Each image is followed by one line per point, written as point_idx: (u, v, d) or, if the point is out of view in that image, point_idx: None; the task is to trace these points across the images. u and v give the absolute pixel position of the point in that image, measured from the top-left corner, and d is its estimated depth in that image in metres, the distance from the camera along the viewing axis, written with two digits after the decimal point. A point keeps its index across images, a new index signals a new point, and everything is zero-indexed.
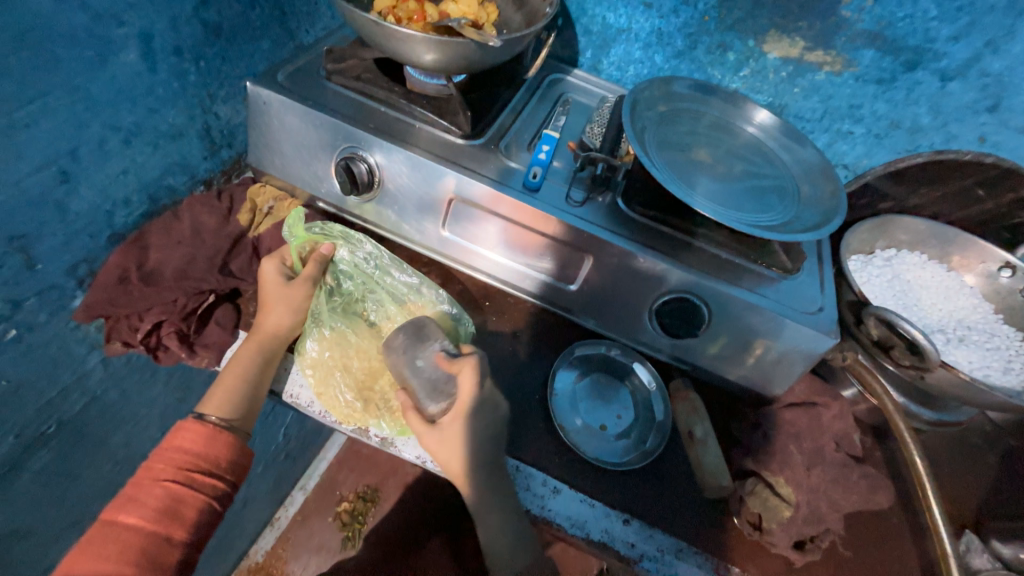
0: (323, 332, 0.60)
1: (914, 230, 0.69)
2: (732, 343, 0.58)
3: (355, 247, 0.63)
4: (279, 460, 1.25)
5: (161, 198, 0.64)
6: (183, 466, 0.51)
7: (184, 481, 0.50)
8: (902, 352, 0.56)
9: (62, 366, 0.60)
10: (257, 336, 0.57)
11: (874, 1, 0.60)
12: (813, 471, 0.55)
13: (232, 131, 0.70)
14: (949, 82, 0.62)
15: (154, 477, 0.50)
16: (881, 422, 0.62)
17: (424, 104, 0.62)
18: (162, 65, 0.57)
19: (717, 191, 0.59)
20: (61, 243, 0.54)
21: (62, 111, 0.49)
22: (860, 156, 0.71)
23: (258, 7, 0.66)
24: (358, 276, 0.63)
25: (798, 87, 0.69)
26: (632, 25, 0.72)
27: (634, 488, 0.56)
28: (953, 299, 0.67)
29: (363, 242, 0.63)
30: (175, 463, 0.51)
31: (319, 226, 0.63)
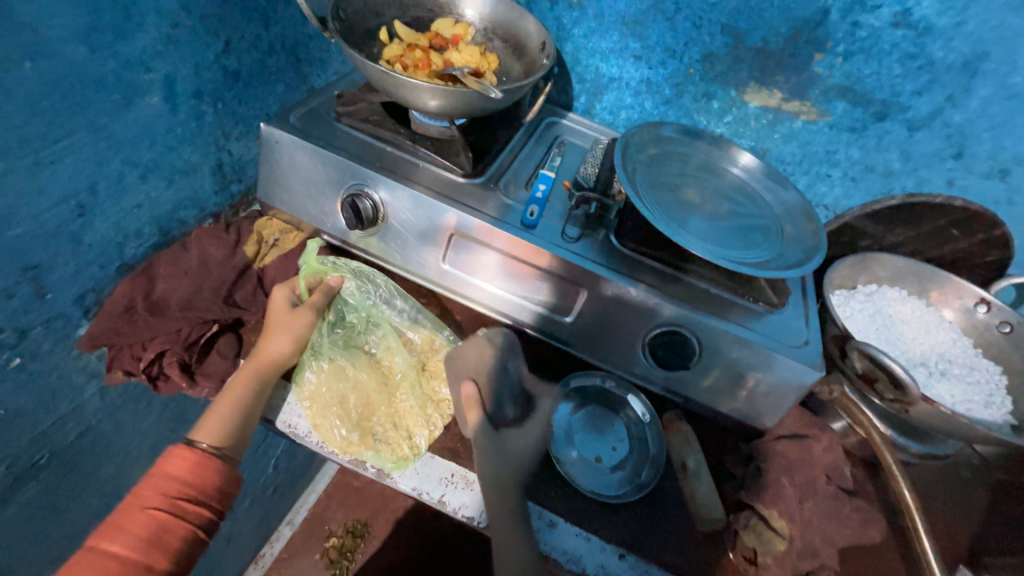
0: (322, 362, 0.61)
1: (892, 266, 0.73)
2: (724, 374, 0.59)
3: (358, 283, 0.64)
4: (268, 492, 1.22)
5: (171, 230, 0.66)
6: (170, 493, 0.50)
7: (170, 510, 0.50)
8: (885, 385, 0.58)
9: (61, 395, 0.60)
10: (256, 362, 0.58)
11: (843, 59, 0.65)
12: (805, 503, 0.56)
13: (243, 167, 0.73)
14: (916, 131, 0.67)
15: (141, 503, 0.50)
16: (871, 454, 0.64)
17: (428, 146, 0.65)
18: (182, 107, 0.60)
19: (706, 230, 0.62)
20: (72, 273, 0.56)
21: (85, 149, 0.52)
22: (839, 197, 0.75)
23: (274, 54, 0.70)
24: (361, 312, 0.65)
25: (778, 133, 0.73)
26: (623, 75, 0.77)
27: (630, 520, 0.56)
28: (934, 333, 0.70)
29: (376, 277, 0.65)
30: (163, 490, 0.50)
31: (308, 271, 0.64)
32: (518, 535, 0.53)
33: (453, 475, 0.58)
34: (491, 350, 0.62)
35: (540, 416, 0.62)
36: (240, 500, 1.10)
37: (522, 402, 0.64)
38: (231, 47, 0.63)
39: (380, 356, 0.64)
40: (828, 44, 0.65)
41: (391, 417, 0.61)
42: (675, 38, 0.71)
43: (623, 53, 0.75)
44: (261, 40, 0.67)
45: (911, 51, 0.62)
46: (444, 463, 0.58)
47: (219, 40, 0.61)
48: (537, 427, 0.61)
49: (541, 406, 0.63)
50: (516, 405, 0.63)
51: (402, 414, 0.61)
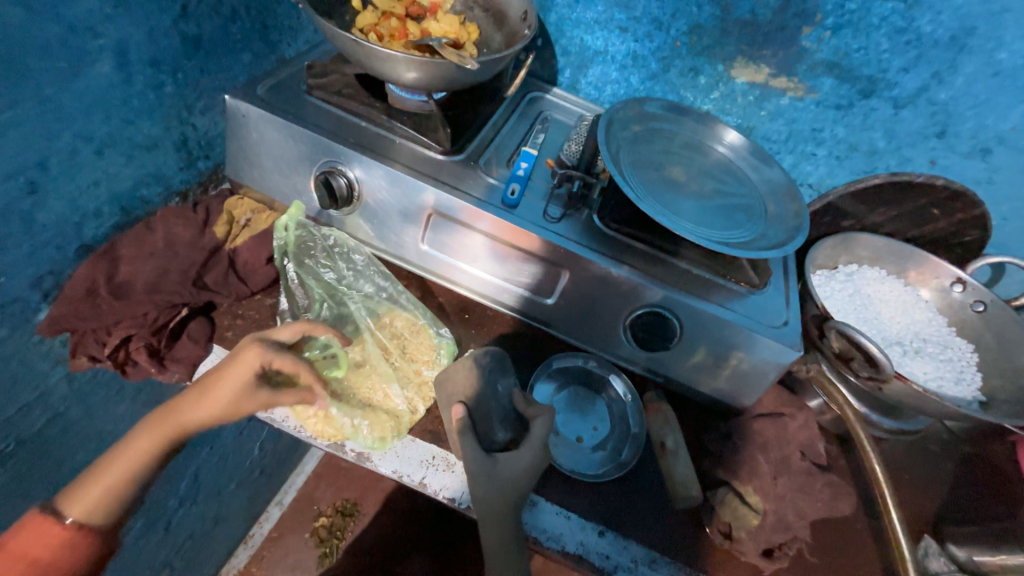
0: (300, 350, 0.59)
1: (873, 247, 0.73)
2: (705, 355, 0.60)
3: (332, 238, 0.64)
4: (254, 475, 1.22)
5: (134, 209, 0.63)
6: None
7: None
8: (861, 363, 0.58)
9: (24, 382, 0.58)
10: (168, 426, 0.48)
11: (832, 33, 0.63)
12: (780, 479, 0.57)
13: (209, 143, 0.69)
14: (901, 109, 0.66)
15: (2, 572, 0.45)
16: (845, 431, 0.65)
17: (405, 121, 0.63)
18: (138, 77, 0.56)
19: (689, 209, 0.61)
20: (27, 255, 0.53)
21: (32, 122, 0.48)
22: (823, 176, 0.75)
23: (239, 21, 0.66)
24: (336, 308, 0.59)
25: (764, 110, 0.72)
26: (608, 47, 0.75)
27: (609, 497, 0.57)
28: (911, 312, 0.71)
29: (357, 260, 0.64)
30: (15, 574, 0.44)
31: (278, 251, 0.61)
32: (504, 516, 0.51)
33: (434, 457, 0.57)
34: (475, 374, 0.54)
35: (534, 441, 0.50)
36: (226, 484, 1.10)
37: (514, 424, 0.54)
38: (190, 11, 0.59)
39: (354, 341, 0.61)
40: (816, 17, 0.63)
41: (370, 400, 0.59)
42: (661, 8, 0.69)
43: (608, 24, 0.73)
44: (223, 5, 0.63)
45: (900, 25, 0.60)
46: (424, 447, 0.58)
47: (175, 3, 0.57)
48: (531, 453, 0.50)
49: (535, 426, 0.51)
50: (507, 428, 0.54)
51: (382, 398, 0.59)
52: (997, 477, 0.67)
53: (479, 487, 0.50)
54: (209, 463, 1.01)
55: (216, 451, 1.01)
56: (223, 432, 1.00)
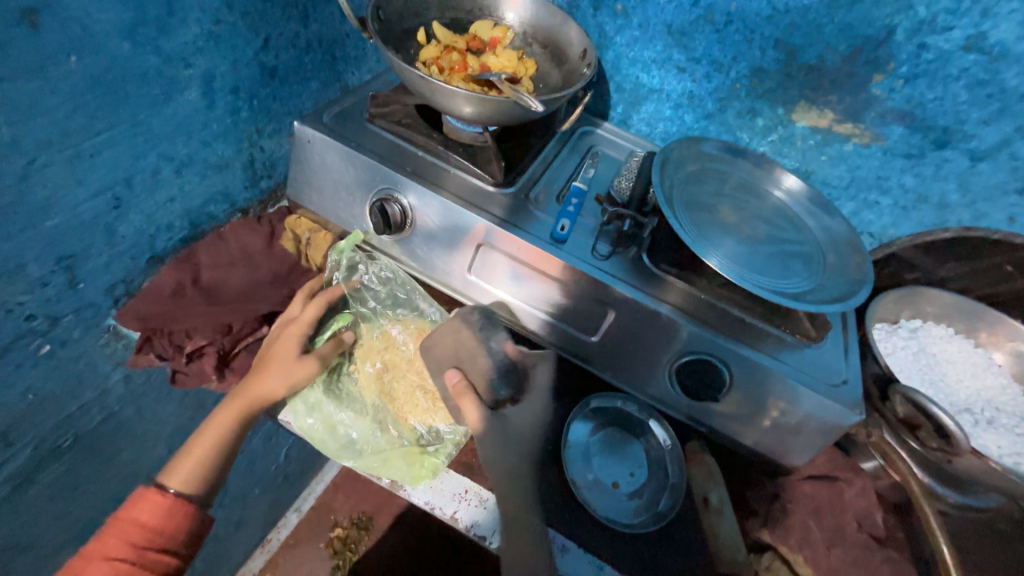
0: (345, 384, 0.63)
1: (941, 303, 0.69)
2: (754, 408, 0.57)
3: (364, 268, 0.66)
4: (278, 481, 1.23)
5: (201, 224, 0.66)
6: (136, 543, 0.50)
7: (135, 560, 0.50)
8: (929, 433, 0.56)
9: (87, 381, 0.61)
10: (242, 401, 0.56)
11: (905, 82, 0.61)
12: (833, 550, 0.54)
13: (273, 163, 0.73)
14: (979, 163, 0.62)
15: (105, 553, 0.50)
16: (905, 499, 0.59)
17: (460, 152, 0.64)
18: (219, 103, 0.60)
19: (743, 254, 0.59)
20: (105, 263, 0.56)
21: (124, 142, 0.52)
22: (886, 226, 0.71)
23: (311, 52, 0.70)
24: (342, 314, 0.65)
25: (826, 155, 0.70)
26: (665, 86, 0.74)
27: (643, 550, 0.54)
28: (982, 377, 0.66)
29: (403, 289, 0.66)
30: (129, 540, 0.50)
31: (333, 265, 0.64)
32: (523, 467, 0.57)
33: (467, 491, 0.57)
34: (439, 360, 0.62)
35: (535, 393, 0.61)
36: (252, 488, 1.12)
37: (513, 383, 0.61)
38: (270, 44, 0.63)
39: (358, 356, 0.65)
40: (889, 66, 0.61)
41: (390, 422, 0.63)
42: (722, 51, 0.68)
43: (665, 64, 0.73)
44: (300, 37, 0.67)
45: (982, 77, 0.58)
46: (459, 479, 0.57)
47: (258, 36, 0.61)
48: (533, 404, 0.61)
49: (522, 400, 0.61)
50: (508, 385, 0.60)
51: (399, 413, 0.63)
52: None
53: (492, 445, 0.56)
54: (238, 466, 1.03)
55: (246, 455, 1.03)
56: (254, 436, 1.02)
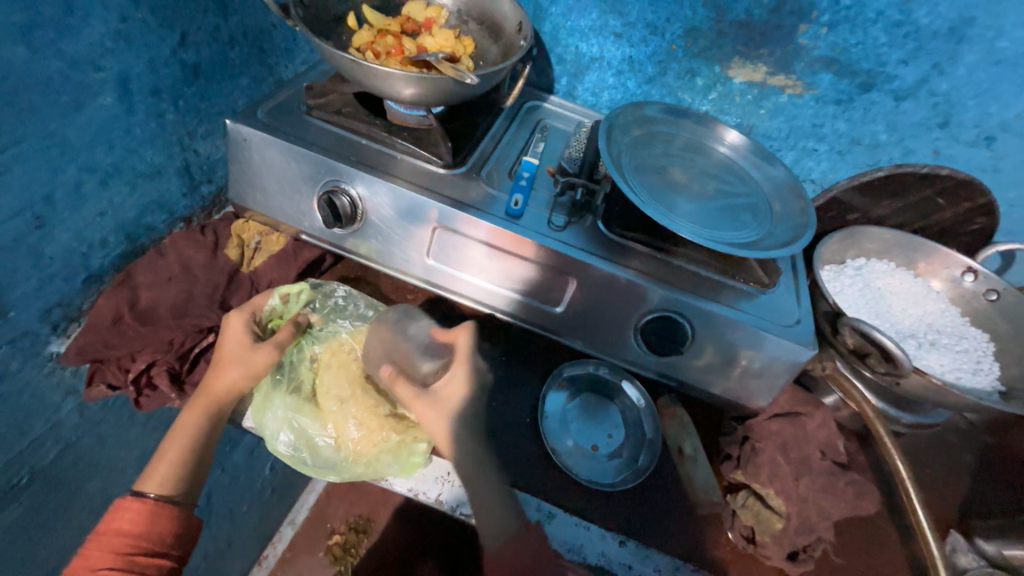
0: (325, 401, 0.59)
1: (881, 239, 0.73)
2: (718, 356, 0.59)
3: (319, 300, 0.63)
4: (266, 495, 1.20)
5: (139, 237, 0.63)
6: (122, 551, 0.48)
7: (125, 567, 0.47)
8: (877, 360, 0.58)
9: (35, 414, 0.58)
10: (205, 399, 0.54)
11: (828, 29, 0.63)
12: (801, 480, 0.56)
13: (211, 167, 0.70)
14: (902, 101, 0.66)
15: (92, 566, 0.47)
16: (863, 426, 0.64)
17: (405, 136, 0.63)
18: (140, 107, 0.57)
19: (694, 211, 0.61)
20: (35, 288, 0.53)
21: (39, 156, 0.49)
22: (826, 171, 0.75)
23: (236, 46, 0.67)
24: (279, 317, 0.62)
25: (764, 108, 0.72)
26: (605, 54, 0.75)
27: (625, 506, 0.55)
28: (923, 304, 0.70)
29: (334, 285, 0.64)
30: (113, 548, 0.48)
31: (270, 319, 0.61)
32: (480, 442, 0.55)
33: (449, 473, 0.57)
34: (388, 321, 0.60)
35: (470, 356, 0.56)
36: (238, 505, 1.09)
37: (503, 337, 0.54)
38: (189, 40, 0.60)
39: (295, 364, 0.61)
40: (812, 14, 0.63)
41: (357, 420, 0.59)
42: (655, 13, 0.69)
43: (603, 30, 0.73)
44: (221, 31, 0.64)
45: (897, 18, 0.60)
46: (441, 463, 0.57)
47: (175, 32, 0.58)
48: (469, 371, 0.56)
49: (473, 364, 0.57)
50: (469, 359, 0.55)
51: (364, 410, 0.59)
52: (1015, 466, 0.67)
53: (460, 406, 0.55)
54: (220, 485, 1.00)
55: (227, 473, 1.01)
56: (234, 452, 0.99)
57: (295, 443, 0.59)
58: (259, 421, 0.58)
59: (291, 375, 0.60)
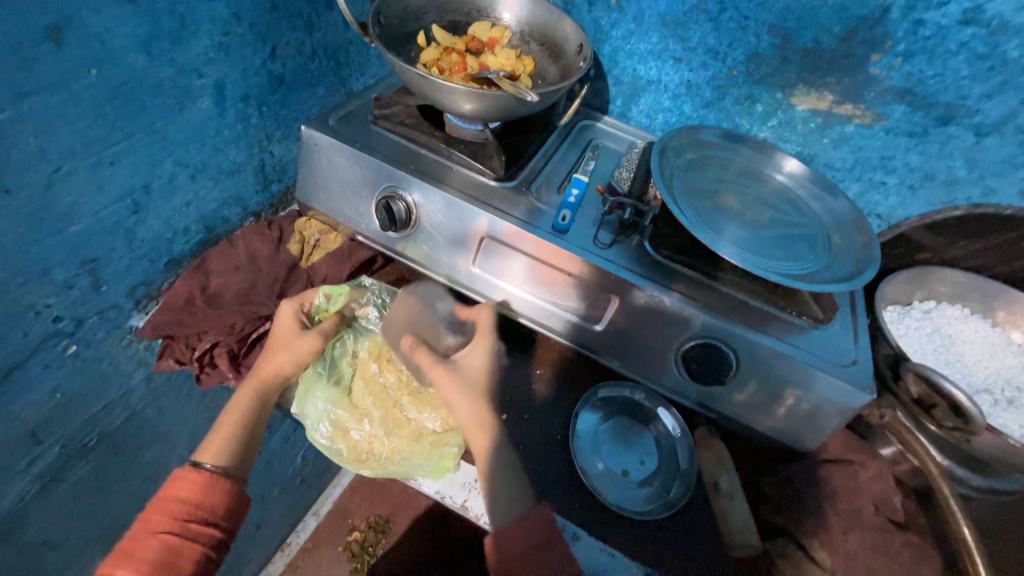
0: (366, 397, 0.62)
1: (955, 283, 0.68)
2: (763, 391, 0.56)
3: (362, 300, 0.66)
4: (296, 483, 1.25)
5: (215, 228, 0.69)
6: (179, 516, 0.50)
7: (181, 532, 0.50)
8: (944, 412, 0.53)
9: (111, 381, 0.63)
10: (256, 380, 0.58)
11: (903, 60, 0.61)
12: (850, 534, 0.53)
13: (283, 167, 0.75)
14: (984, 137, 0.61)
15: (151, 529, 0.50)
16: (925, 485, 0.58)
17: (462, 149, 0.66)
18: (230, 111, 0.63)
19: (746, 238, 0.59)
20: (126, 266, 0.59)
21: (143, 150, 0.55)
22: (894, 206, 0.71)
23: (317, 59, 0.72)
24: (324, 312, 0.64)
25: (827, 138, 0.70)
26: (662, 77, 0.75)
27: (655, 536, 0.53)
28: (1000, 356, 0.64)
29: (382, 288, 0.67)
30: (171, 514, 0.51)
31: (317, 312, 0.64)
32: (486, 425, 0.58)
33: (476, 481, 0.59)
34: (416, 295, 0.66)
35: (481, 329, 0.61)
36: (269, 490, 1.14)
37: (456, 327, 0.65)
38: (278, 53, 0.66)
39: (334, 359, 0.63)
40: (886, 44, 0.61)
41: (384, 421, 0.61)
42: (717, 39, 0.69)
43: (662, 54, 0.73)
44: (305, 45, 0.69)
45: (982, 51, 0.57)
46: (470, 469, 0.60)
47: (266, 46, 0.64)
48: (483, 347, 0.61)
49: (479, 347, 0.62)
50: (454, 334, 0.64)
51: (390, 410, 0.61)
52: None
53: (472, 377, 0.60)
54: (257, 468, 1.05)
55: (264, 457, 1.05)
56: (272, 438, 1.04)
57: (332, 435, 0.61)
58: (301, 410, 0.61)
59: (332, 368, 0.63)
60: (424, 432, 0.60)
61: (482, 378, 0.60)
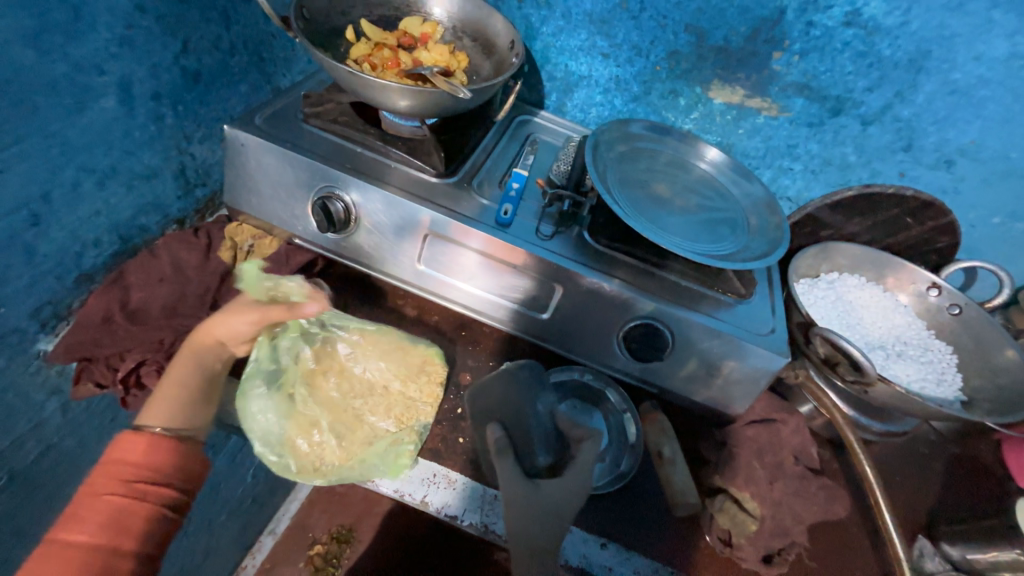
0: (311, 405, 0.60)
1: (852, 255, 0.77)
2: (696, 363, 0.61)
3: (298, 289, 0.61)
4: (247, 504, 1.18)
5: (132, 237, 0.63)
6: (127, 477, 0.48)
7: (129, 493, 0.47)
8: (846, 368, 0.60)
9: (19, 413, 0.57)
10: (195, 344, 0.56)
11: (800, 57, 0.67)
12: (775, 484, 0.58)
13: (207, 170, 0.71)
14: (869, 126, 0.70)
15: (95, 492, 0.47)
16: (835, 434, 0.66)
17: (400, 146, 0.65)
18: (140, 110, 0.58)
19: (675, 223, 0.64)
20: (27, 285, 0.53)
21: (38, 155, 0.50)
22: (801, 189, 0.79)
23: (236, 54, 0.68)
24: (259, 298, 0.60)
25: (742, 128, 0.76)
26: (592, 73, 0.78)
27: (608, 508, 0.57)
28: (892, 317, 0.74)
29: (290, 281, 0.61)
30: (118, 475, 0.48)
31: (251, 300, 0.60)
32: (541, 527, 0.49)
33: (436, 475, 0.56)
34: (520, 384, 0.54)
35: (580, 466, 0.49)
36: (218, 513, 1.07)
37: (557, 447, 0.54)
38: (190, 47, 0.61)
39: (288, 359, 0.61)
40: (785, 43, 0.67)
41: (333, 429, 0.61)
42: (640, 36, 0.73)
43: (591, 51, 0.76)
44: (222, 40, 0.65)
45: (862, 49, 0.65)
46: (427, 465, 0.56)
47: (177, 40, 0.59)
48: (576, 480, 0.49)
49: (581, 450, 0.51)
50: (550, 451, 0.54)
51: (340, 416, 0.61)
52: (984, 474, 0.69)
53: (532, 509, 0.49)
54: (201, 491, 0.99)
55: (208, 479, 0.99)
56: (216, 458, 0.98)
57: (278, 449, 0.60)
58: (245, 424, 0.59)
59: (282, 373, 0.61)
60: (377, 435, 0.60)
61: (559, 513, 0.49)
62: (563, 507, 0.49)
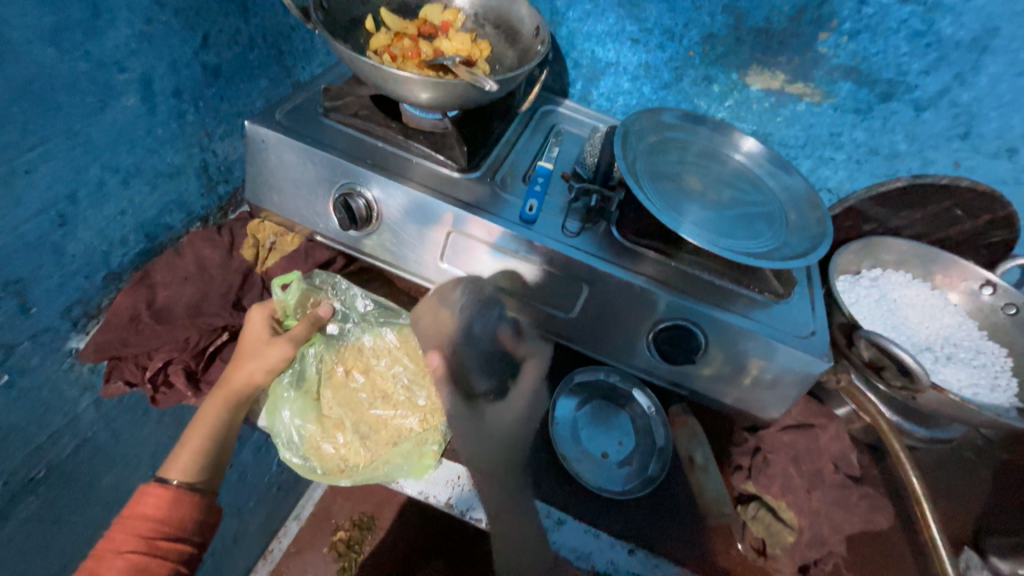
0: (335, 404, 0.60)
1: (898, 251, 0.72)
2: (730, 365, 0.58)
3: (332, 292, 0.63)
4: (273, 491, 1.21)
5: (158, 236, 0.64)
6: (146, 534, 0.48)
7: (148, 550, 0.48)
8: (893, 373, 0.57)
9: (54, 409, 0.59)
10: (226, 390, 0.55)
11: (849, 38, 0.63)
12: (814, 493, 0.56)
13: (229, 167, 0.70)
14: (923, 112, 0.65)
15: (116, 548, 0.48)
16: (876, 440, 0.64)
17: (422, 140, 0.63)
18: (162, 108, 0.58)
19: (709, 219, 0.60)
20: (57, 285, 0.54)
21: (63, 155, 0.49)
22: (842, 180, 0.74)
23: (256, 47, 0.67)
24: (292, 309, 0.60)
25: (781, 116, 0.71)
26: (621, 59, 0.75)
27: (636, 516, 0.55)
28: (939, 316, 0.69)
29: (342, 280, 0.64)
30: (136, 532, 0.49)
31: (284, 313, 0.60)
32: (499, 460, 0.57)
33: (460, 477, 0.57)
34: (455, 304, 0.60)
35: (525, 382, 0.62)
36: (245, 501, 1.10)
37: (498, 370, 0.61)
38: (210, 42, 0.60)
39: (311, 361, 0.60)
40: (832, 23, 0.63)
41: (357, 429, 0.60)
42: (673, 19, 0.69)
43: (620, 36, 0.73)
44: (241, 33, 0.64)
45: (919, 28, 0.60)
46: (451, 467, 0.57)
47: (197, 34, 0.58)
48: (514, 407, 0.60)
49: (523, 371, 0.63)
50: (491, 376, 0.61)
51: (363, 415, 0.60)
52: None
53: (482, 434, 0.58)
54: (229, 480, 1.01)
55: (236, 469, 1.02)
56: (243, 448, 1.00)
57: (304, 453, 0.59)
58: (270, 424, 0.59)
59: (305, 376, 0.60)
60: (402, 434, 0.59)
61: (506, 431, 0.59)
62: (503, 429, 0.59)
